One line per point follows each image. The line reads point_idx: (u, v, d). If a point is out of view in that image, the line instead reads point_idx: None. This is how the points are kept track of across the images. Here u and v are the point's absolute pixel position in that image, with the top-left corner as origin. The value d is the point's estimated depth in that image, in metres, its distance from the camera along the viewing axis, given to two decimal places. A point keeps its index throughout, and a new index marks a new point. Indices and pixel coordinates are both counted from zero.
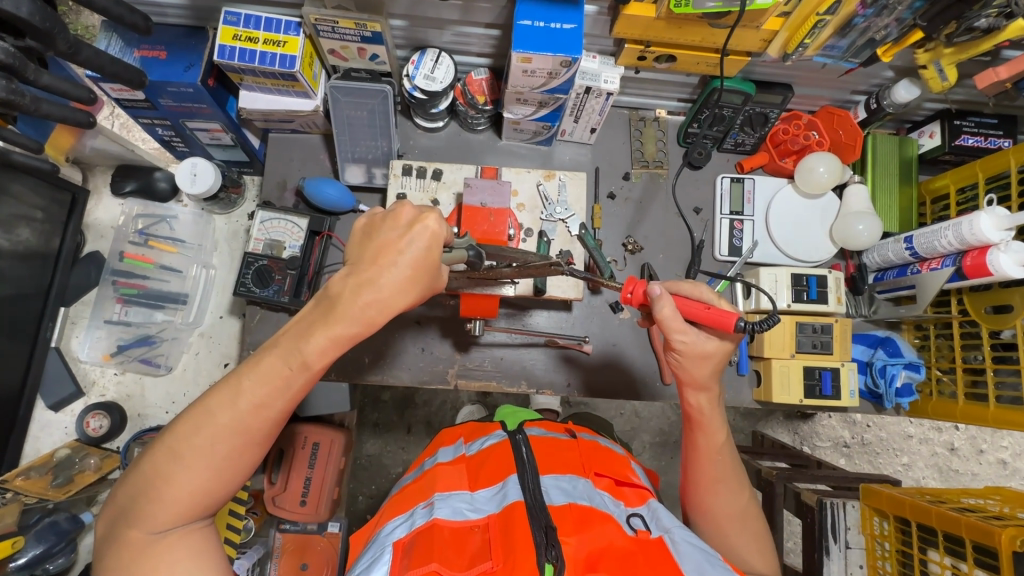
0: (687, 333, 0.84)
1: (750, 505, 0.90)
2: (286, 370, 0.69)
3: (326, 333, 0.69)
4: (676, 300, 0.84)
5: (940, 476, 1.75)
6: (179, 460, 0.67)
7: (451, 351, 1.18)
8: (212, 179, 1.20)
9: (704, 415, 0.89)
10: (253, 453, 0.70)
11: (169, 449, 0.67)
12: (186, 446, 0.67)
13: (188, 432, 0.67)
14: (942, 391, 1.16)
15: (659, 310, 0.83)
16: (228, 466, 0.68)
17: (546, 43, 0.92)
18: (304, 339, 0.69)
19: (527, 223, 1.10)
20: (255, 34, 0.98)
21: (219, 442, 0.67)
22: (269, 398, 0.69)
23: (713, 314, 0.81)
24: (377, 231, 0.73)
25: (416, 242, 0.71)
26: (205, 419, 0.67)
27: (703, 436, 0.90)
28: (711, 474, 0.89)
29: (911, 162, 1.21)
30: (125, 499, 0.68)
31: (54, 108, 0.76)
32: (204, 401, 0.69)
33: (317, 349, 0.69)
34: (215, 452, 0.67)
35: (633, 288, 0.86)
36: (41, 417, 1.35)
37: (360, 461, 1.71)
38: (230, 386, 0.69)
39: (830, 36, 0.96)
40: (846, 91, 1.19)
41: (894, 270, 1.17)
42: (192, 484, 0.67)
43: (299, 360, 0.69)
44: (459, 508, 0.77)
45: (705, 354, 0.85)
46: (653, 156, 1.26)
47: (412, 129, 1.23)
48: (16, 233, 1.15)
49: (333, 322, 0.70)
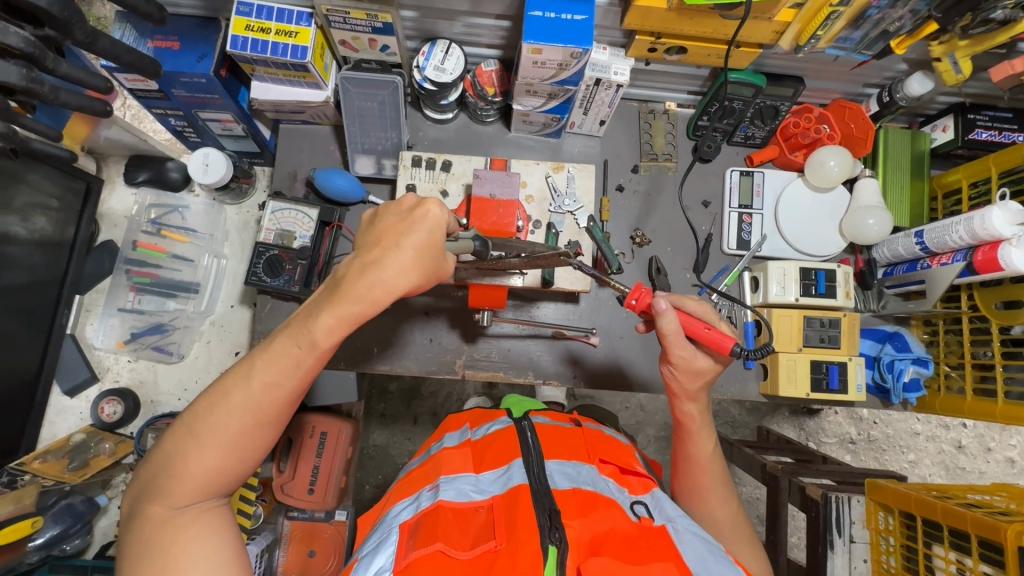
0: (686, 350, 0.85)
1: (741, 513, 0.91)
2: (296, 349, 0.70)
3: (333, 312, 0.69)
4: (679, 315, 0.85)
5: (946, 473, 1.75)
6: (195, 438, 0.68)
7: (458, 342, 1.19)
8: (223, 169, 1.22)
9: (694, 423, 0.91)
10: (265, 433, 0.71)
11: (186, 429, 0.69)
12: (202, 425, 0.69)
13: (206, 411, 0.69)
14: (950, 387, 1.16)
15: (662, 326, 0.84)
16: (243, 443, 0.70)
17: (557, 34, 0.91)
18: (312, 319, 0.69)
19: (535, 215, 1.11)
20: (267, 24, 0.99)
21: (232, 422, 0.68)
22: (280, 379, 0.70)
23: (711, 334, 0.83)
24: (380, 218, 0.74)
25: (418, 226, 0.72)
26: (220, 398, 0.69)
27: (695, 445, 0.91)
28: (704, 477, 0.90)
29: (923, 157, 1.20)
30: (146, 477, 0.69)
31: (72, 97, 0.75)
32: (220, 382, 0.70)
33: (324, 327, 0.69)
34: (229, 432, 0.68)
35: (637, 296, 0.86)
36: (56, 403, 1.36)
37: (367, 451, 1.73)
38: (244, 368, 0.70)
39: (843, 27, 0.95)
40: (859, 84, 1.17)
41: (903, 265, 1.17)
42: (208, 462, 0.68)
43: (308, 339, 0.69)
44: (464, 490, 0.78)
45: (699, 372, 0.87)
46: (662, 150, 1.25)
47: (421, 121, 1.24)
48: (32, 222, 1.16)
49: (339, 300, 0.69)
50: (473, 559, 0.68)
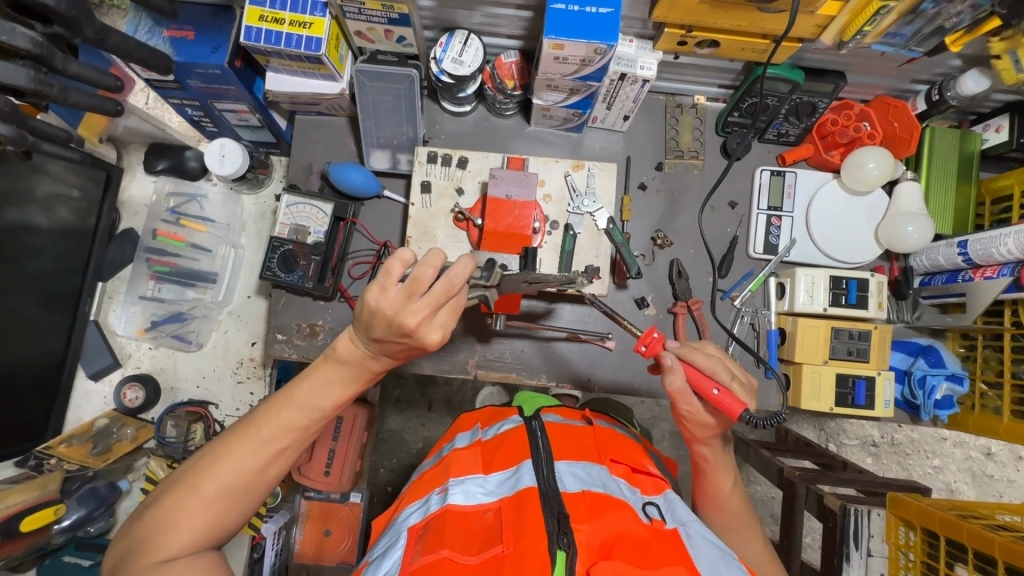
0: (692, 404, 0.82)
1: (767, 551, 0.87)
2: (305, 419, 0.72)
3: (343, 387, 0.73)
4: (689, 371, 0.81)
5: (972, 481, 1.70)
6: (194, 489, 0.68)
7: (471, 341, 1.17)
8: (240, 159, 1.21)
9: (709, 463, 0.89)
10: (267, 481, 0.72)
11: (185, 481, 0.68)
12: (205, 476, 0.68)
13: (204, 466, 0.69)
14: (986, 405, 1.10)
15: (667, 382, 0.82)
16: (241, 494, 0.70)
17: (580, 29, 0.86)
18: (322, 392, 0.72)
19: (553, 215, 1.07)
20: (281, 14, 0.96)
21: (236, 472, 0.69)
22: (289, 435, 0.72)
23: (721, 400, 0.78)
24: (379, 329, 0.65)
25: (410, 350, 0.68)
26: (227, 451, 0.69)
27: (713, 483, 0.89)
28: (722, 514, 0.89)
29: (972, 159, 1.12)
30: (137, 533, 0.67)
31: (82, 97, 0.74)
32: (226, 437, 0.71)
33: (334, 401, 0.73)
34: (235, 482, 0.69)
35: (648, 342, 0.82)
36: (81, 387, 1.39)
37: (382, 436, 1.75)
38: (252, 422, 0.71)
39: (893, 22, 0.87)
40: (906, 80, 1.09)
41: (942, 276, 1.11)
42: (208, 511, 0.68)
43: (319, 411, 0.72)
44: (472, 492, 0.77)
45: (705, 424, 0.84)
46: (688, 147, 1.20)
47: (438, 113, 1.20)
48: (54, 212, 1.17)
49: (346, 382, 0.73)
50: (480, 564, 0.67)
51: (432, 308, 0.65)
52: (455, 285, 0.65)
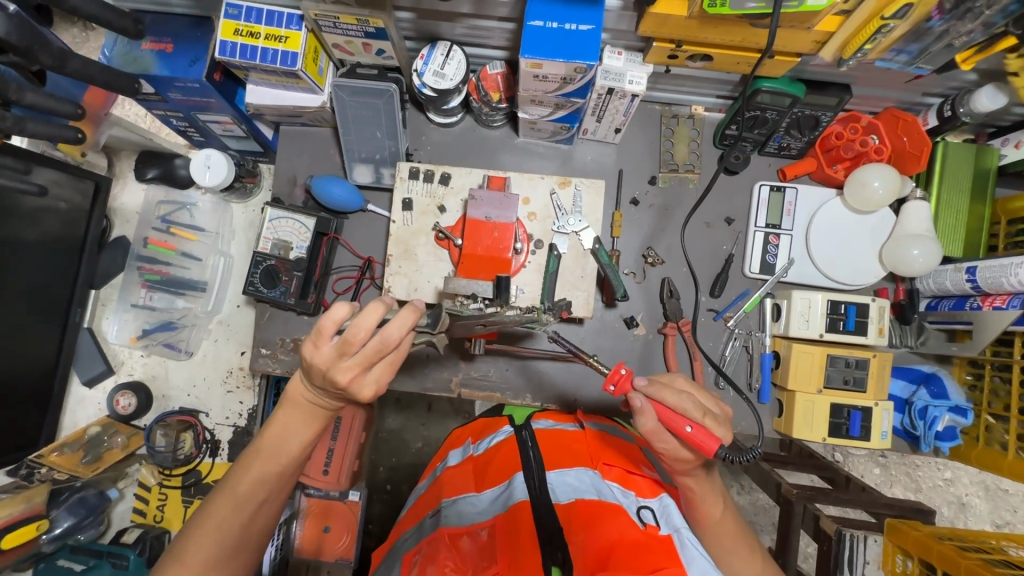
0: (667, 443, 0.78)
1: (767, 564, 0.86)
2: (275, 468, 0.73)
3: (306, 428, 0.75)
4: (659, 410, 0.77)
5: (985, 494, 1.63)
6: (179, 558, 0.70)
7: (456, 358, 1.15)
8: (225, 171, 1.19)
9: (692, 491, 0.84)
10: (250, 540, 0.73)
11: (173, 550, 0.71)
12: (189, 546, 0.70)
13: (186, 535, 0.71)
14: (991, 439, 1.05)
15: (639, 423, 0.78)
16: (228, 559, 0.72)
17: (559, 47, 0.82)
18: (286, 437, 0.74)
19: (538, 234, 1.03)
20: (256, 28, 0.93)
21: (219, 536, 0.71)
22: (264, 490, 0.73)
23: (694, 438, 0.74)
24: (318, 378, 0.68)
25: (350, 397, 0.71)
26: (209, 514, 0.72)
27: (705, 509, 0.85)
28: (712, 539, 0.85)
29: (989, 175, 1.04)
30: None
31: (42, 127, 0.73)
32: (206, 502, 0.73)
33: (299, 445, 0.75)
34: (219, 548, 0.71)
35: (617, 380, 0.76)
36: (77, 392, 1.42)
37: (382, 434, 1.75)
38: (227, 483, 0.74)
39: (900, 37, 0.81)
40: (917, 93, 1.02)
41: (950, 301, 1.04)
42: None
43: (285, 457, 0.74)
44: (465, 512, 0.76)
45: (684, 459, 0.80)
46: (683, 160, 1.15)
47: (424, 123, 1.17)
48: (41, 225, 1.18)
49: (307, 423, 0.75)
50: None
51: (366, 362, 0.66)
52: (390, 341, 0.65)
